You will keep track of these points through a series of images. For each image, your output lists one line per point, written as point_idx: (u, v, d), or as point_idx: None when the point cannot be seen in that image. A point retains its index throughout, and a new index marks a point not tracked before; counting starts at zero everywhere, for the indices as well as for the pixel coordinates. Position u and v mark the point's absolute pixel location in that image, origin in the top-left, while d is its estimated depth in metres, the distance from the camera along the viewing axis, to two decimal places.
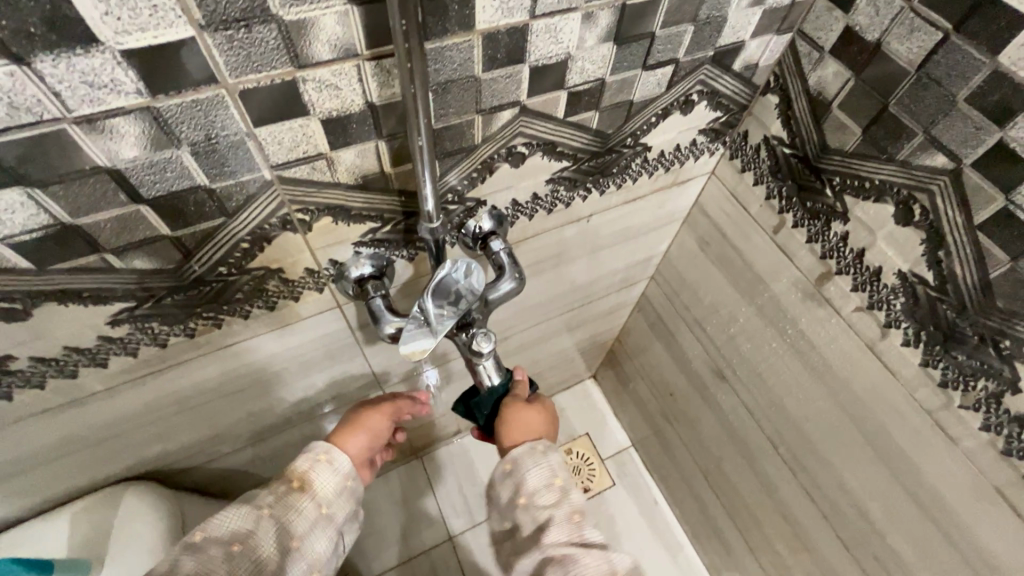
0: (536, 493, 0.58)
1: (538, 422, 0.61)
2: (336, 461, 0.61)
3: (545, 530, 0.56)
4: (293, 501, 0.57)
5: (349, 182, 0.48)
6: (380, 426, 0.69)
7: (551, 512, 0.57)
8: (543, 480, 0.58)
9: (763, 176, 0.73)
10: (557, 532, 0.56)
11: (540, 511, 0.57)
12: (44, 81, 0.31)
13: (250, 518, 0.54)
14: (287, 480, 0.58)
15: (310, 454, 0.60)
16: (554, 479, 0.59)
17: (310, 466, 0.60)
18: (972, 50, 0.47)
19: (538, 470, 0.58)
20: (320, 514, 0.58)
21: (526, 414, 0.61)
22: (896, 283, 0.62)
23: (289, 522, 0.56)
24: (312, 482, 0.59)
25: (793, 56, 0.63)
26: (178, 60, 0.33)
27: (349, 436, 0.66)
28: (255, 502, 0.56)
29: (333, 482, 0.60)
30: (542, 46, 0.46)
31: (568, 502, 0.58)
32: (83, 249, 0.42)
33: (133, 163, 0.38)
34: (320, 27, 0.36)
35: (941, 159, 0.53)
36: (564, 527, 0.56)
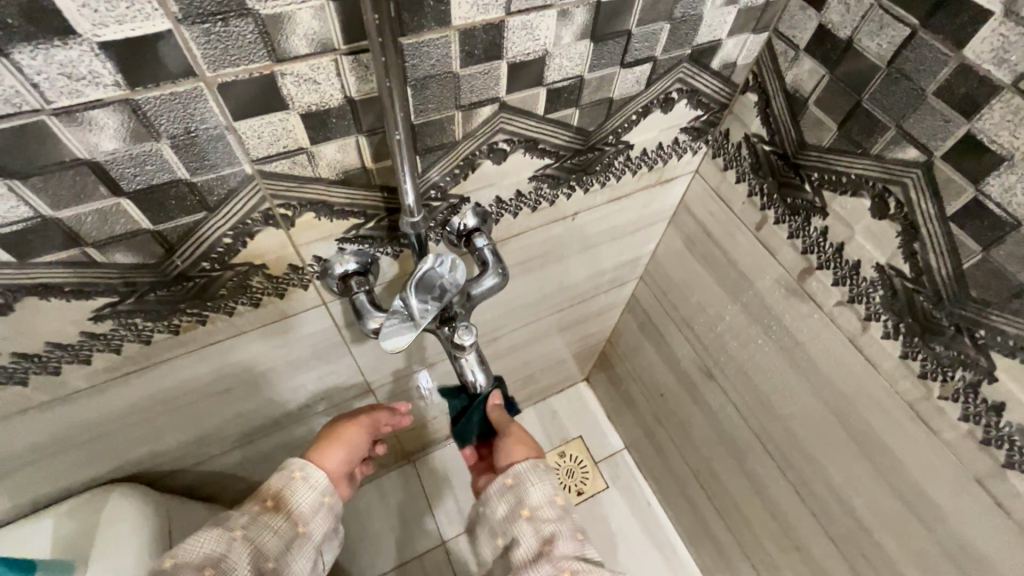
0: (540, 506, 0.58)
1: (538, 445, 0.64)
2: (311, 477, 0.60)
3: (551, 544, 0.56)
4: (267, 521, 0.55)
5: (330, 177, 0.49)
6: (357, 440, 0.68)
7: (553, 527, 0.57)
8: (545, 495, 0.59)
9: (745, 173, 0.74)
10: (564, 545, 0.56)
11: (545, 524, 0.57)
12: (22, 72, 0.32)
13: (222, 542, 0.52)
14: (261, 500, 0.57)
15: (285, 471, 0.59)
16: (555, 496, 0.60)
17: (284, 486, 0.58)
18: (939, 45, 0.48)
19: (541, 485, 0.59)
20: (296, 532, 0.57)
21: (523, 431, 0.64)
22: (875, 276, 0.62)
23: (263, 543, 0.54)
24: (287, 500, 0.57)
25: (770, 55, 0.64)
26: (156, 53, 0.34)
27: (324, 451, 0.65)
28: (228, 524, 0.54)
29: (310, 498, 0.59)
30: (519, 43, 0.47)
31: (569, 518, 0.59)
32: (64, 242, 0.42)
33: (113, 156, 0.38)
34: (296, 21, 0.37)
35: (913, 152, 0.54)
36: (569, 542, 0.56)
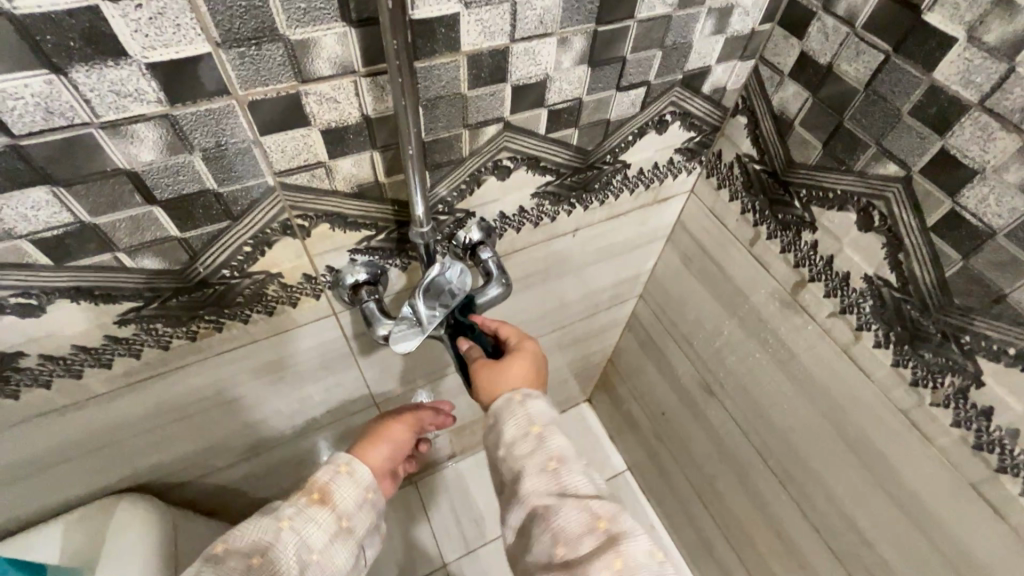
0: (514, 444, 0.54)
1: (519, 373, 0.58)
2: (357, 472, 0.59)
3: (520, 480, 0.53)
4: (312, 514, 0.54)
5: (346, 190, 0.52)
6: (401, 438, 0.69)
7: (526, 463, 0.53)
8: (519, 430, 0.54)
9: (737, 191, 0.77)
10: (535, 482, 0.52)
11: (517, 460, 0.53)
12: (77, 89, 0.35)
13: (270, 531, 0.51)
14: (308, 492, 0.55)
15: (331, 466, 0.58)
16: (531, 427, 0.54)
17: (330, 480, 0.57)
18: (911, 69, 0.52)
19: (515, 420, 0.55)
20: (340, 527, 0.55)
21: (513, 366, 0.59)
22: (864, 287, 0.65)
23: (307, 536, 0.53)
24: (332, 495, 0.56)
25: (757, 80, 0.69)
26: (195, 74, 0.38)
27: (371, 448, 0.65)
28: (276, 513, 0.53)
29: (353, 493, 0.58)
30: (522, 67, 0.51)
31: (547, 448, 0.53)
32: (98, 247, 0.45)
33: (150, 166, 0.42)
34: (321, 46, 0.40)
35: (894, 168, 0.57)
36: (543, 477, 0.52)
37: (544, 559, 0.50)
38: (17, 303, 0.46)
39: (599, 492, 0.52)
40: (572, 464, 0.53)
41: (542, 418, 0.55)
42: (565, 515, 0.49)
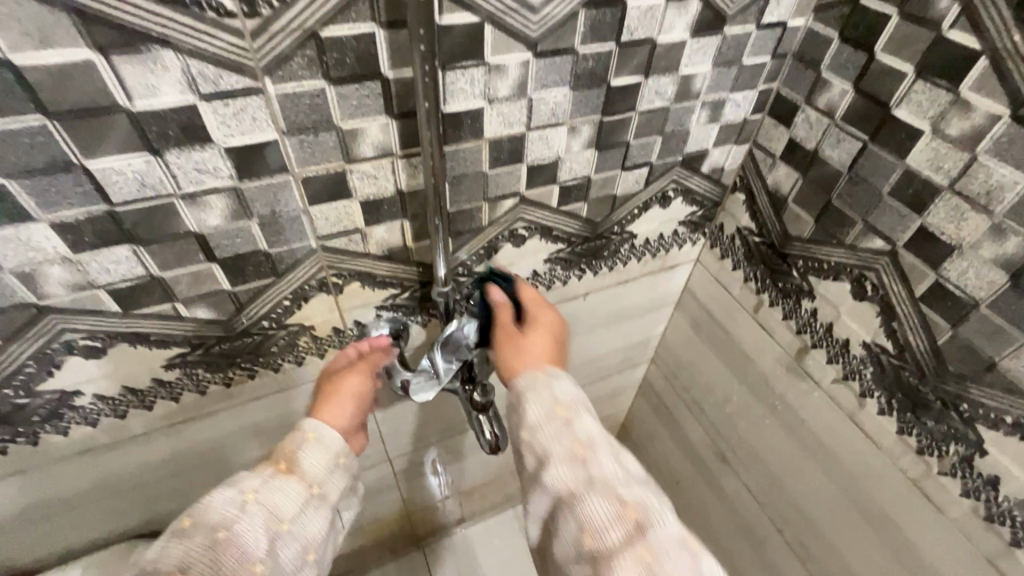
0: (538, 426, 0.51)
1: (538, 349, 0.58)
2: (324, 437, 0.55)
3: (545, 467, 0.49)
4: (279, 483, 0.50)
5: (378, 253, 0.59)
6: (362, 387, 0.62)
7: (550, 446, 0.50)
8: (543, 409, 0.51)
9: (739, 261, 0.82)
10: (561, 468, 0.48)
11: (539, 446, 0.50)
12: (168, 167, 0.42)
13: (235, 503, 0.47)
14: (273, 464, 0.52)
15: (297, 433, 0.55)
16: (555, 408, 0.52)
17: (298, 447, 0.54)
18: (887, 156, 0.58)
19: (538, 402, 0.52)
20: (310, 494, 0.52)
21: (532, 342, 0.58)
22: (863, 353, 0.68)
23: (277, 505, 0.49)
24: (300, 463, 0.53)
25: (752, 161, 0.75)
26: (263, 156, 0.45)
27: (328, 406, 0.59)
28: (240, 485, 0.49)
29: (323, 460, 0.54)
30: (537, 151, 0.59)
31: (572, 430, 0.50)
32: (161, 298, 0.51)
33: (215, 229, 0.48)
34: (368, 133, 0.48)
35: (880, 243, 0.61)
36: (568, 463, 0.48)
37: (571, 550, 0.46)
38: (84, 346, 0.51)
39: (628, 480, 0.47)
40: (600, 448, 0.49)
41: (566, 398, 0.52)
42: (589, 503, 0.46)
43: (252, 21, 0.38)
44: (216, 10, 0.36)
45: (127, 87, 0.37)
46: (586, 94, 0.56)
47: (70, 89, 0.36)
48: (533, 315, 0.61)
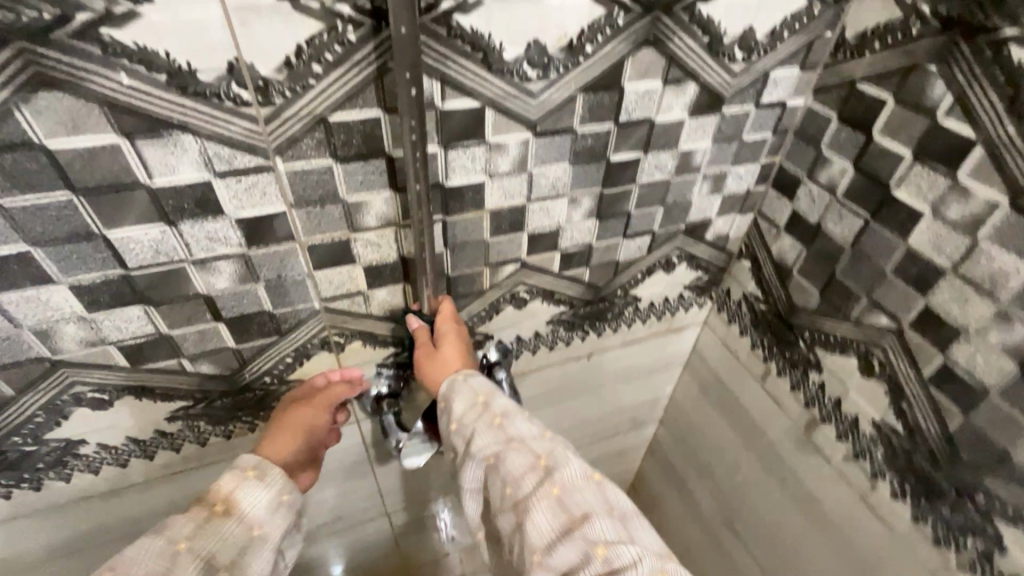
0: (464, 415, 0.52)
1: (449, 358, 0.56)
2: (269, 474, 0.51)
3: (470, 441, 0.51)
4: (216, 527, 0.46)
5: (379, 314, 0.60)
6: (315, 423, 0.59)
7: (471, 425, 0.51)
8: (466, 399, 0.53)
9: (747, 327, 0.82)
10: (483, 437, 0.50)
11: (465, 428, 0.51)
12: (182, 236, 0.45)
13: (164, 555, 0.42)
14: (208, 504, 0.47)
15: (235, 471, 0.50)
16: (476, 398, 0.53)
17: (236, 488, 0.49)
18: (889, 235, 0.58)
19: (459, 398, 0.53)
20: (251, 537, 0.47)
21: (445, 351, 0.57)
22: (873, 432, 0.65)
23: (213, 552, 0.44)
24: (239, 503, 0.48)
25: (757, 230, 0.76)
26: (272, 226, 0.48)
27: (275, 441, 0.56)
28: (170, 534, 0.43)
29: (266, 499, 0.50)
30: (538, 221, 0.60)
31: (489, 407, 0.51)
32: (168, 354, 0.53)
33: (222, 292, 0.51)
34: (372, 205, 0.50)
35: (886, 320, 0.60)
36: (489, 432, 0.50)
37: (501, 511, 0.48)
38: (92, 398, 0.53)
39: (540, 432, 0.50)
40: (517, 415, 0.51)
41: (483, 385, 0.54)
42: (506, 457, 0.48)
43: (266, 109, 0.41)
44: (233, 100, 0.39)
45: (149, 166, 0.40)
46: (585, 169, 0.58)
47: (96, 168, 0.39)
48: (439, 326, 0.58)
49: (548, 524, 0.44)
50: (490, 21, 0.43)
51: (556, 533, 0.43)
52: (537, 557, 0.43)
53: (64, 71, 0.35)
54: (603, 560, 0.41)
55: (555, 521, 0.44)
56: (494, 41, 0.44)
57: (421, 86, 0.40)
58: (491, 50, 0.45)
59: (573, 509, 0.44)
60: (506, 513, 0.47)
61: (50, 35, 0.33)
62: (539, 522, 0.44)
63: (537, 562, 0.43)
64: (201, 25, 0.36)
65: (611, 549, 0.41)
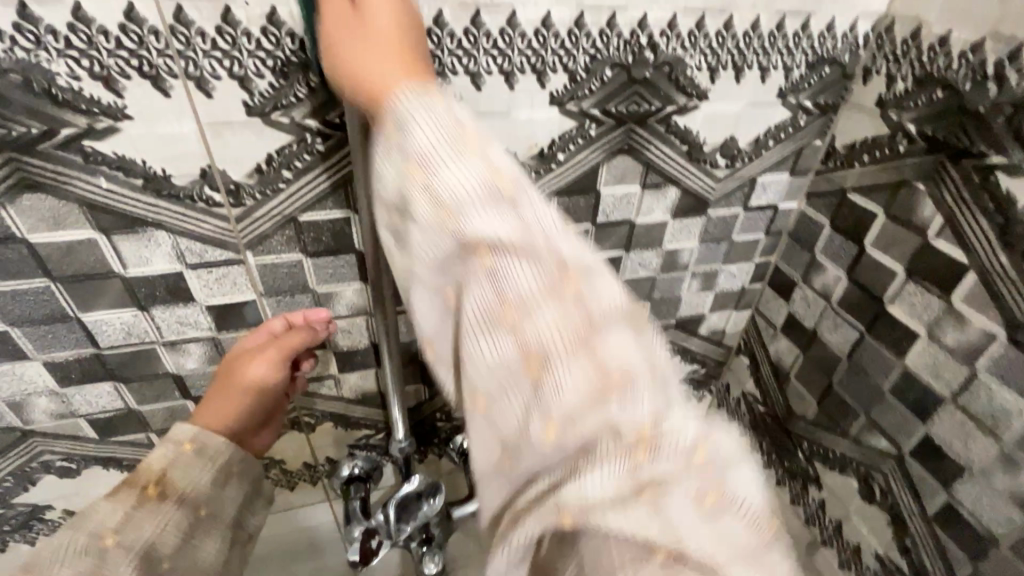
0: (428, 153, 0.29)
1: (385, 32, 0.32)
2: (210, 448, 0.43)
3: (444, 205, 0.28)
4: (149, 512, 0.36)
5: (350, 396, 0.60)
6: (267, 380, 0.47)
7: (440, 172, 0.28)
8: (427, 124, 0.29)
9: (746, 428, 0.77)
10: (472, 203, 0.28)
11: (429, 177, 0.29)
12: (153, 320, 0.47)
13: (76, 559, 0.32)
14: (138, 484, 0.38)
15: (167, 443, 0.41)
16: (455, 125, 0.29)
17: (170, 464, 0.40)
18: (885, 351, 0.54)
19: (422, 119, 0.29)
20: (197, 515, 0.39)
21: (384, 23, 0.33)
22: (877, 565, 0.59)
23: (148, 541, 0.35)
24: (177, 483, 0.39)
25: (755, 328, 0.73)
26: (241, 313, 0.49)
27: (212, 407, 0.45)
28: (89, 529, 0.34)
29: (209, 473, 0.42)
30: None
31: (483, 163, 0.29)
32: (136, 428, 0.54)
33: (192, 371, 0.52)
34: (342, 295, 0.51)
35: (885, 443, 0.56)
36: (480, 203, 0.28)
37: (477, 317, 0.28)
38: (60, 465, 0.54)
39: (560, 228, 0.29)
40: (522, 193, 0.29)
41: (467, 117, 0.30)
42: (492, 229, 0.27)
43: (236, 210, 0.43)
44: (206, 202, 0.42)
45: (123, 259, 0.43)
46: None
47: (74, 259, 0.41)
48: None
49: (570, 377, 0.25)
50: None
51: (585, 395, 0.24)
52: (549, 424, 0.25)
53: (48, 175, 0.37)
54: (647, 469, 0.23)
55: (584, 374, 0.25)
56: None
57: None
58: None
59: (613, 367, 0.25)
60: (482, 334, 0.28)
61: (36, 147, 0.36)
62: (563, 375, 0.25)
63: (546, 436, 0.25)
64: (176, 138, 0.38)
65: (666, 462, 0.23)
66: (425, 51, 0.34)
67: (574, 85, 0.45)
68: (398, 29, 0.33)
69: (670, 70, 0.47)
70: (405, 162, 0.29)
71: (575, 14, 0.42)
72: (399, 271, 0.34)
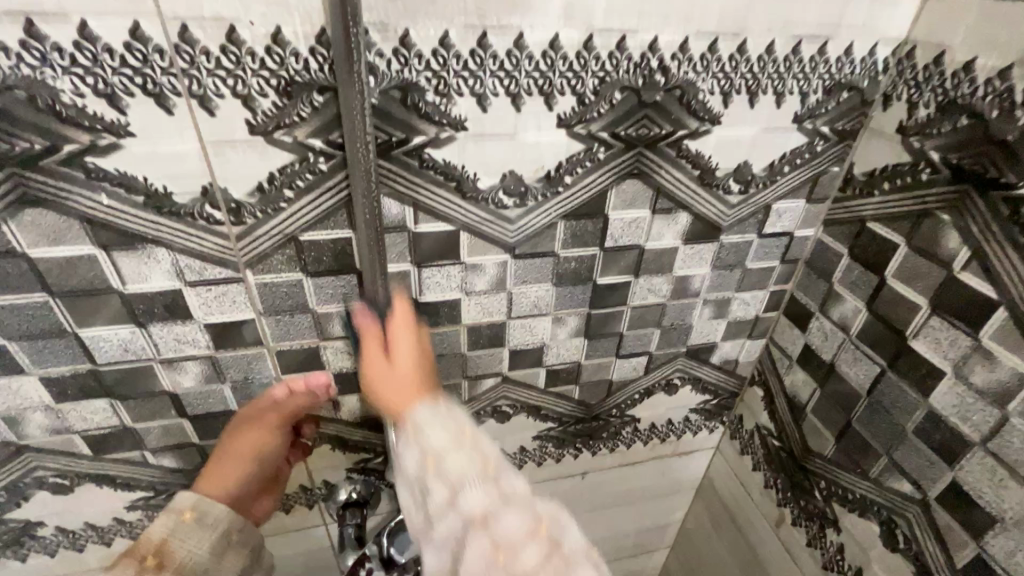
0: (436, 444, 0.38)
1: (410, 364, 0.43)
2: (208, 516, 0.46)
3: (453, 488, 0.36)
4: None
5: (349, 419, 0.59)
6: (262, 444, 0.52)
7: (446, 460, 0.37)
8: (440, 430, 0.38)
9: (760, 462, 0.74)
10: (470, 483, 0.36)
11: (441, 464, 0.37)
12: (151, 337, 0.46)
13: None
14: (136, 559, 0.41)
15: (169, 515, 0.45)
16: (460, 433, 0.38)
17: (171, 533, 0.44)
18: (908, 389, 0.52)
19: (435, 430, 0.38)
20: None
21: (408, 353, 0.44)
22: None
23: None
24: (176, 553, 0.43)
25: (770, 358, 0.70)
26: (239, 332, 0.48)
27: (219, 473, 0.50)
28: None
29: (209, 540, 0.45)
30: (519, 336, 0.58)
31: (478, 448, 0.38)
32: (131, 445, 0.53)
33: (188, 390, 0.51)
34: (342, 316, 0.50)
35: (909, 486, 0.53)
36: (478, 479, 0.36)
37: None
38: (53, 482, 0.53)
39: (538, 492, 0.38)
40: (509, 468, 0.38)
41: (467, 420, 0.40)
42: (483, 499, 0.35)
43: (237, 228, 0.42)
44: (206, 219, 0.41)
45: (122, 275, 0.42)
46: (569, 291, 0.56)
47: (73, 275, 0.41)
48: (393, 317, 0.46)
49: None
50: (463, 154, 0.44)
51: None
52: None
53: (49, 191, 0.37)
54: None
55: None
56: (468, 172, 0.45)
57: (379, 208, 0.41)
58: (464, 179, 0.45)
59: None
60: None
61: (39, 162, 0.36)
62: None
63: None
64: (177, 154, 0.38)
65: None
66: (434, 379, 0.43)
67: (582, 107, 0.44)
68: (413, 370, 0.43)
69: (681, 93, 0.46)
70: (422, 454, 0.38)
71: (583, 36, 0.41)
72: (411, 530, 0.39)
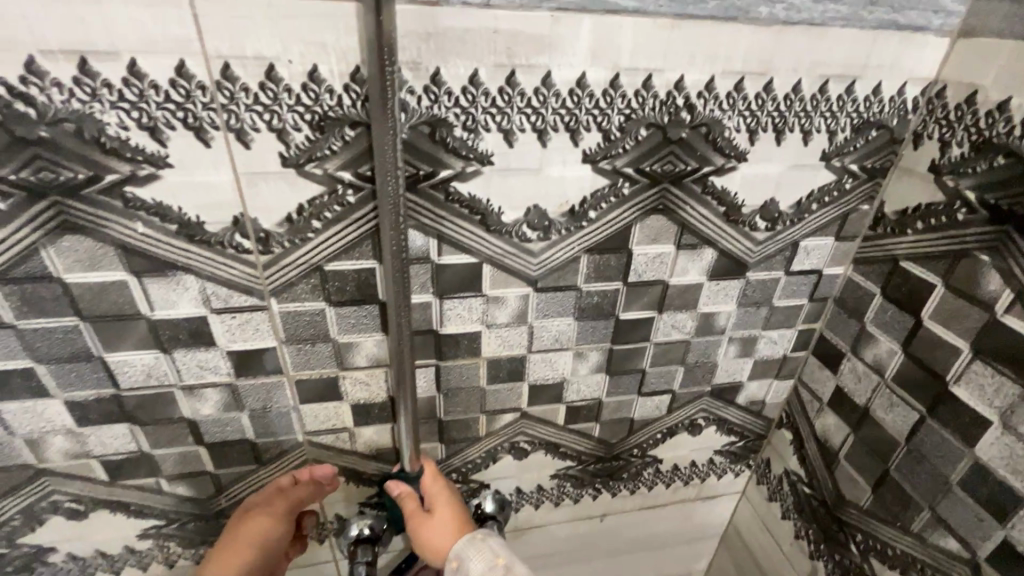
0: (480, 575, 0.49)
1: (448, 516, 0.53)
2: None
3: None
4: None
5: (364, 451, 0.58)
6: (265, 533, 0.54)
7: None
8: (483, 564, 0.50)
9: (789, 510, 0.70)
10: None
11: None
12: (174, 363, 0.47)
13: None
14: None
15: None
16: (496, 560, 0.50)
17: None
18: (950, 437, 0.49)
19: (477, 562, 0.50)
20: None
21: (447, 508, 0.53)
22: None
23: None
24: None
25: (799, 400, 0.67)
26: (261, 360, 0.48)
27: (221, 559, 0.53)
28: None
29: None
30: (540, 371, 0.57)
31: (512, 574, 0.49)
32: (146, 471, 0.53)
33: (207, 417, 0.51)
34: (363, 346, 0.50)
35: (955, 544, 0.50)
36: None
37: None
38: (67, 507, 0.53)
39: None
40: None
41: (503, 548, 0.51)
42: None
43: (264, 257, 0.43)
44: (235, 248, 0.42)
45: (151, 301, 0.43)
46: (592, 325, 0.55)
47: (104, 299, 0.42)
48: (427, 479, 0.55)
49: None
50: (488, 188, 0.44)
51: None
52: None
53: (88, 219, 0.38)
54: None
55: None
56: (492, 205, 0.45)
57: (404, 240, 0.42)
58: (488, 213, 0.46)
59: None
60: None
61: (80, 191, 0.37)
62: None
63: None
64: (212, 185, 0.39)
65: None
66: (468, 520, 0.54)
67: (607, 143, 0.45)
68: (450, 520, 0.53)
69: (707, 131, 0.46)
70: None
71: (610, 74, 0.41)
72: None
